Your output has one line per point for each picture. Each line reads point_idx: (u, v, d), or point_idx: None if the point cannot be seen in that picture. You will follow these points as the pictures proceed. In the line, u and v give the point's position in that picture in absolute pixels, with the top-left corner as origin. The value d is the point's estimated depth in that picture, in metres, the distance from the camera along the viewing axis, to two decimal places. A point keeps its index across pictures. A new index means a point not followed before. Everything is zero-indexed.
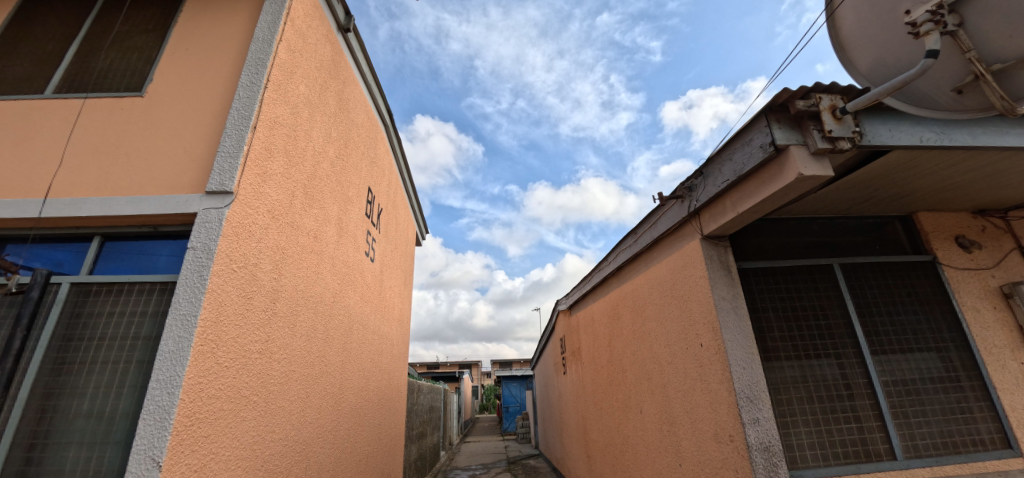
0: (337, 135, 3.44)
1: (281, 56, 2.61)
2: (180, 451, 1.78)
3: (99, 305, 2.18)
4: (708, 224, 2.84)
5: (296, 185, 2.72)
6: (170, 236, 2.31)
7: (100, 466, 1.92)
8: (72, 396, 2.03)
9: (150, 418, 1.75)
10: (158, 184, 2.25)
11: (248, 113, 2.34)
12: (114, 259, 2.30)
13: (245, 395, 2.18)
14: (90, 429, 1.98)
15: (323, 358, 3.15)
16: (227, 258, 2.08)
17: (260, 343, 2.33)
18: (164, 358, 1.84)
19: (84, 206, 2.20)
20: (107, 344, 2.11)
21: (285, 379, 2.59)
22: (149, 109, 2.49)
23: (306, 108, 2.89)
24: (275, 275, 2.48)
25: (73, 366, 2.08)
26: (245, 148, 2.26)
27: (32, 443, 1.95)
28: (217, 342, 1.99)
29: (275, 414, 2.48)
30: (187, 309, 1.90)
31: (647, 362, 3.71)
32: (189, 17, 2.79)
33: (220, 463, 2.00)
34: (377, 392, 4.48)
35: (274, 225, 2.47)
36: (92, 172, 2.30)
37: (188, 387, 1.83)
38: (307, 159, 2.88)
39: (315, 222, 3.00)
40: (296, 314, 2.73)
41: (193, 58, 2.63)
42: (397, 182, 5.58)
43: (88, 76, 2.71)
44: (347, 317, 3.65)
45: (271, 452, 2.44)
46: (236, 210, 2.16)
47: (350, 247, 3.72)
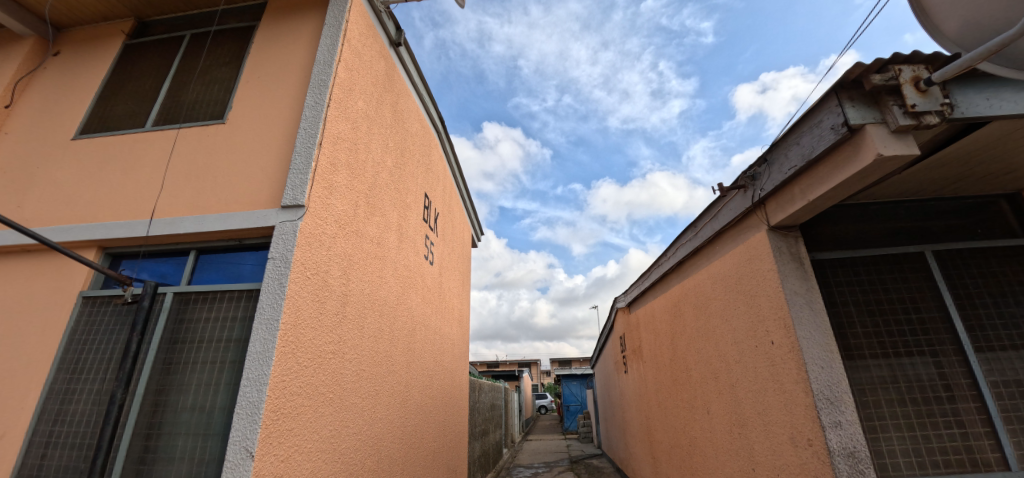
0: (394, 146, 3.64)
1: (340, 76, 2.80)
2: (269, 443, 1.97)
3: (198, 312, 2.46)
4: (776, 214, 2.66)
5: (359, 196, 2.94)
6: (253, 248, 2.57)
7: (204, 454, 2.17)
8: (179, 392, 2.31)
9: (243, 412, 1.95)
10: (241, 201, 2.51)
11: (314, 131, 2.54)
12: (208, 271, 2.58)
13: (321, 393, 2.37)
14: (194, 422, 2.24)
15: (390, 357, 3.35)
16: (302, 266, 2.28)
17: (333, 344, 2.52)
18: (253, 358, 2.04)
19: (182, 224, 2.49)
20: (205, 346, 2.37)
21: (357, 378, 2.78)
22: (230, 134, 2.76)
23: (364, 122, 3.09)
24: (344, 281, 2.67)
25: (178, 366, 2.36)
26: (313, 165, 2.45)
27: (149, 432, 2.25)
28: (296, 344, 2.18)
29: (349, 409, 2.67)
30: (270, 314, 2.11)
31: (712, 361, 3.56)
32: (260, 48, 3.07)
33: (303, 454, 2.20)
34: (440, 390, 4.64)
35: (340, 233, 2.67)
36: (186, 193, 2.60)
37: (273, 385, 2.02)
38: (368, 170, 3.09)
39: (377, 229, 3.20)
40: (364, 317, 2.92)
41: (265, 85, 2.90)
42: (452, 186, 5.78)
43: (179, 109, 3.04)
44: (410, 318, 3.83)
45: (347, 445, 2.62)
46: (307, 221, 2.36)
47: (411, 251, 3.92)
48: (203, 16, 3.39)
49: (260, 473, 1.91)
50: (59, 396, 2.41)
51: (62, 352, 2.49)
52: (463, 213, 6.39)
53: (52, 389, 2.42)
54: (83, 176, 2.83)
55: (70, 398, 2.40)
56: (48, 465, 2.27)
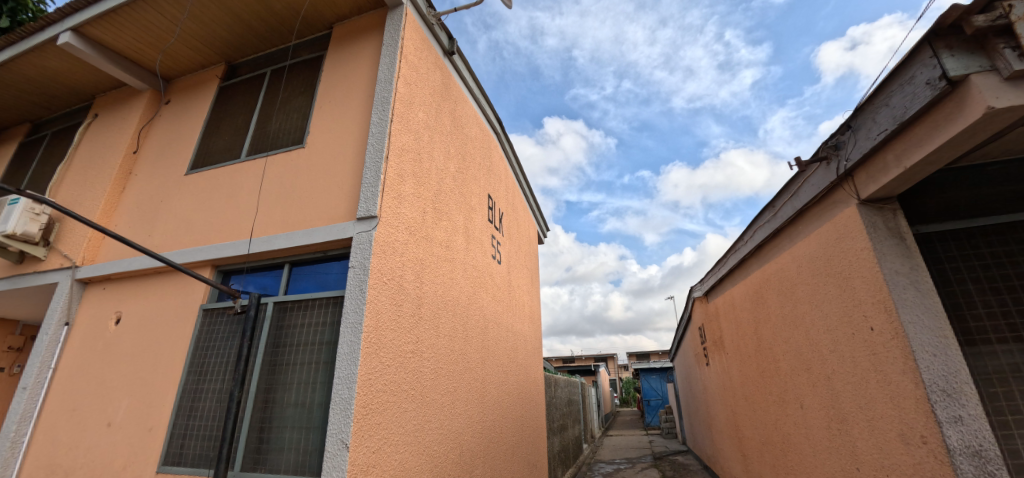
0: (455, 152, 3.80)
1: (400, 91, 2.99)
2: (361, 435, 2.16)
3: (294, 318, 2.76)
4: (866, 185, 2.39)
5: (425, 202, 3.15)
6: (336, 258, 2.83)
7: (307, 445, 2.43)
8: (283, 390, 2.61)
9: (337, 408, 2.17)
10: (323, 216, 2.77)
11: (381, 146, 2.73)
12: (300, 281, 2.89)
13: (403, 390, 2.55)
14: (298, 416, 2.51)
15: (465, 355, 3.51)
16: (378, 272, 2.47)
17: (411, 344, 2.70)
18: (342, 358, 2.26)
19: (276, 240, 2.81)
20: (302, 348, 2.66)
21: (436, 375, 2.95)
22: (309, 157, 3.06)
23: (425, 132, 3.28)
24: (417, 284, 2.87)
25: (282, 367, 2.67)
26: (382, 178, 2.64)
27: (262, 425, 2.57)
28: (378, 345, 2.37)
29: (430, 405, 2.84)
30: (354, 318, 2.31)
31: (802, 351, 3.27)
32: (329, 75, 3.36)
33: (391, 446, 2.38)
34: (516, 386, 4.75)
35: (411, 239, 2.87)
36: (277, 213, 2.92)
37: (360, 382, 2.21)
38: (432, 177, 3.30)
39: (444, 233, 3.39)
40: (438, 317, 3.10)
41: (336, 109, 3.17)
42: (515, 186, 5.89)
43: (265, 137, 3.41)
44: (482, 317, 3.98)
45: (431, 438, 2.80)
46: (380, 231, 2.55)
47: (478, 252, 4.07)
48: (279, 52, 3.77)
49: (355, 462, 2.11)
50: (191, 394, 2.83)
51: (190, 357, 2.92)
52: (527, 211, 6.48)
53: (185, 389, 2.85)
54: (196, 205, 3.28)
55: (199, 396, 2.81)
56: (186, 453, 2.68)
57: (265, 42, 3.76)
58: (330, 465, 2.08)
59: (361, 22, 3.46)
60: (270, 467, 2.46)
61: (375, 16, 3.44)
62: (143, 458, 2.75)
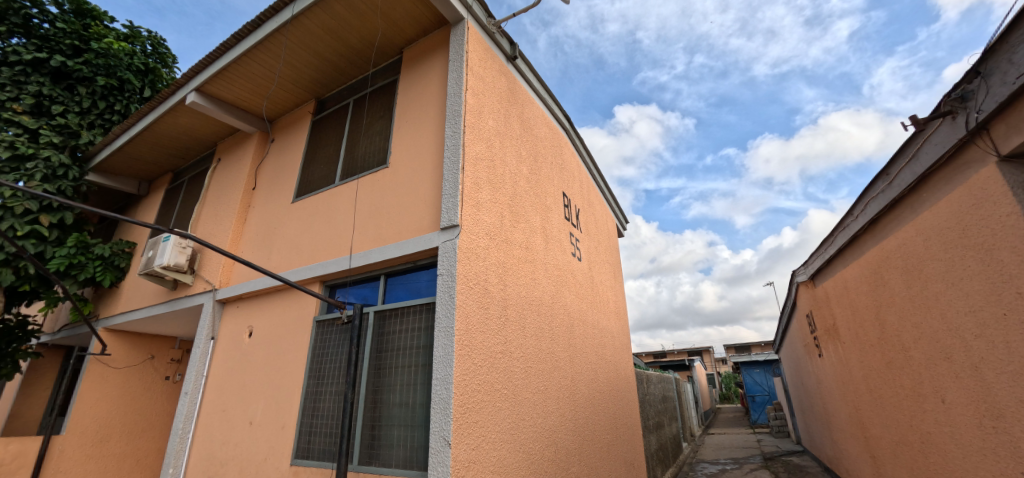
0: (526, 154, 3.88)
1: (469, 102, 3.12)
2: (461, 433, 2.29)
3: (393, 325, 3.01)
4: (1011, 138, 2.00)
5: (503, 207, 3.24)
6: (425, 267, 3.03)
7: (413, 442, 2.63)
8: (389, 391, 2.85)
9: (437, 407, 2.32)
10: (411, 229, 2.99)
11: (456, 158, 2.87)
12: (395, 290, 3.13)
13: (496, 389, 2.66)
14: (403, 415, 2.73)
15: (553, 353, 3.55)
16: (465, 278, 2.61)
17: (500, 345, 2.81)
18: (438, 361, 2.41)
19: (371, 254, 3.08)
20: (402, 352, 2.89)
21: (526, 374, 3.02)
22: (393, 175, 3.31)
23: (496, 138, 3.38)
24: (501, 286, 2.98)
25: (386, 370, 2.92)
26: (460, 188, 2.78)
27: (374, 423, 2.84)
28: (469, 347, 2.50)
29: (523, 403, 2.92)
30: (446, 323, 2.46)
31: (940, 337, 2.82)
32: (404, 97, 3.61)
33: (489, 444, 2.49)
34: (606, 383, 4.70)
35: (492, 244, 2.98)
36: (371, 229, 3.21)
37: (456, 383, 2.34)
38: (507, 182, 3.40)
39: (523, 235, 3.47)
40: (524, 317, 3.18)
41: (413, 127, 3.40)
42: (589, 181, 5.84)
43: (353, 161, 3.74)
44: (567, 315, 4.00)
45: (526, 436, 2.88)
46: (463, 238, 2.68)
47: (557, 251, 4.11)
48: (358, 82, 4.12)
49: (457, 458, 2.24)
50: (312, 396, 3.21)
51: (309, 363, 3.30)
52: (603, 204, 6.37)
53: (307, 392, 3.24)
54: (304, 228, 3.71)
55: (319, 398, 3.17)
56: (313, 448, 3.05)
57: (346, 75, 4.14)
58: (435, 461, 2.23)
59: (428, 43, 3.67)
60: (383, 462, 2.71)
61: (440, 34, 3.62)
62: (280, 452, 3.18)
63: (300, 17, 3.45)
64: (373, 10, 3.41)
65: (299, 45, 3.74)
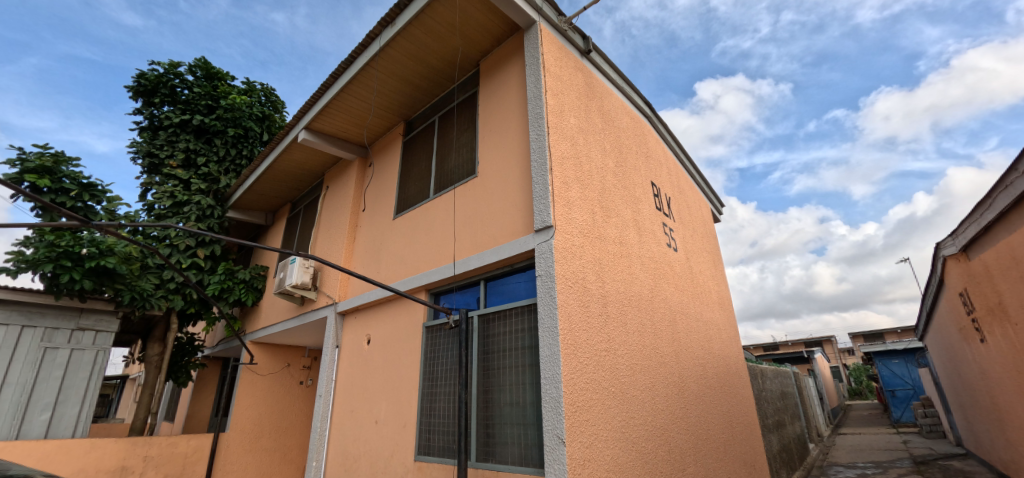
0: (610, 147, 3.77)
1: (550, 103, 3.11)
2: (574, 431, 2.27)
3: (497, 327, 3.10)
4: None
5: (593, 203, 3.18)
6: (522, 269, 3.08)
7: (527, 440, 2.67)
8: (499, 391, 2.94)
9: (548, 406, 2.33)
10: (505, 234, 3.06)
11: (543, 159, 2.87)
12: (495, 294, 3.22)
13: (604, 387, 2.60)
14: (515, 413, 2.79)
15: (658, 349, 3.40)
16: (564, 277, 2.59)
17: (604, 342, 2.75)
18: (545, 360, 2.43)
19: (470, 261, 3.21)
20: (508, 353, 2.96)
21: (633, 371, 2.93)
22: (483, 183, 3.42)
23: (580, 135, 3.33)
24: (600, 283, 2.92)
25: (494, 371, 3.02)
26: (550, 189, 2.77)
27: (487, 422, 2.94)
28: (574, 345, 2.48)
29: (632, 401, 2.83)
30: (549, 322, 2.47)
31: None
32: (486, 107, 3.71)
33: (602, 442, 2.45)
34: (716, 379, 4.39)
35: (586, 241, 2.93)
36: (467, 237, 3.35)
37: (565, 381, 2.33)
38: (595, 177, 3.33)
39: (616, 229, 3.37)
40: (625, 313, 3.08)
41: (497, 135, 3.48)
42: (677, 166, 5.52)
43: (444, 174, 3.94)
44: (668, 308, 3.82)
45: (638, 435, 2.78)
46: (558, 238, 2.67)
47: (652, 242, 3.94)
48: (440, 100, 4.32)
49: (573, 456, 2.22)
50: (427, 397, 3.42)
51: (423, 366, 3.52)
52: (695, 190, 5.98)
53: (423, 392, 3.46)
54: (406, 242, 3.98)
55: (434, 398, 3.36)
56: (433, 445, 3.24)
57: (429, 95, 4.37)
58: (551, 458, 2.24)
59: (503, 50, 3.74)
60: (499, 458, 2.79)
61: (514, 41, 3.67)
62: (404, 449, 3.43)
63: (386, 48, 3.71)
64: (450, 29, 3.56)
65: (387, 73, 4.03)
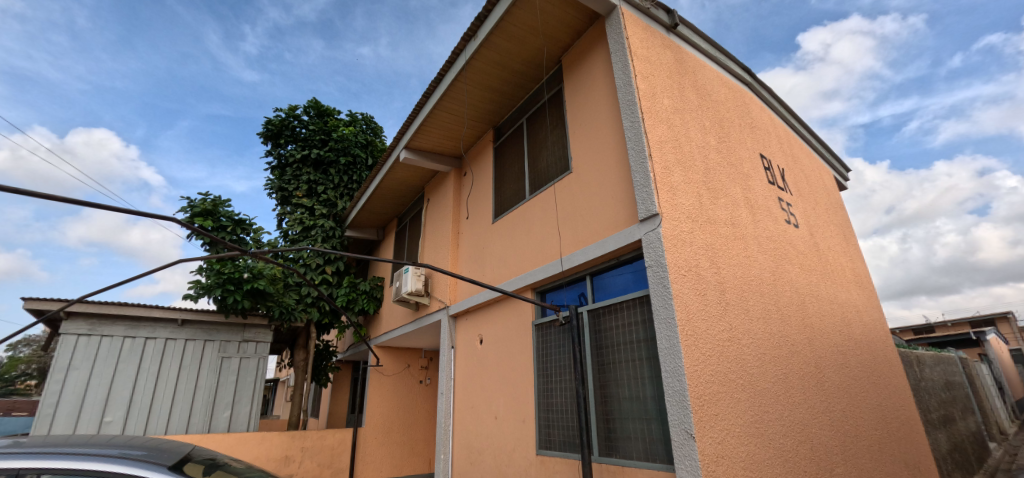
0: (710, 123, 3.51)
1: (641, 87, 2.99)
2: (704, 426, 2.15)
3: (608, 321, 3.05)
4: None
5: (698, 185, 2.99)
6: (629, 261, 3.00)
7: (651, 435, 2.59)
8: (616, 386, 2.89)
9: (673, 399, 2.23)
10: (608, 227, 3.02)
11: (641, 146, 2.77)
12: (603, 288, 3.18)
13: (732, 380, 2.43)
14: (636, 408, 2.72)
15: (788, 337, 3.09)
16: (676, 266, 2.48)
17: (726, 332, 2.57)
18: (665, 353, 2.34)
19: (575, 257, 3.23)
20: (623, 347, 2.89)
21: (761, 362, 2.70)
22: (580, 178, 3.42)
23: (676, 116, 3.15)
24: (715, 270, 2.73)
25: (609, 365, 2.98)
26: (652, 175, 2.66)
27: (607, 417, 2.91)
28: (695, 336, 2.35)
29: (764, 395, 2.61)
30: (666, 314, 2.37)
31: None
32: (573, 102, 3.70)
33: (735, 438, 2.29)
34: (861, 368, 3.86)
35: (696, 226, 2.77)
36: (570, 234, 3.37)
37: (689, 374, 2.21)
38: (697, 158, 3.12)
39: (727, 210, 3.13)
40: (746, 300, 2.85)
41: (588, 129, 3.45)
42: (787, 134, 4.96)
43: (538, 174, 4.00)
44: (795, 292, 3.45)
45: (775, 430, 2.55)
46: (666, 226, 2.55)
47: (768, 221, 3.59)
48: (526, 102, 4.40)
49: (705, 452, 2.10)
50: (544, 393, 3.49)
51: (536, 362, 3.62)
52: (811, 157, 5.32)
53: (539, 388, 3.54)
54: (508, 244, 4.13)
55: (551, 394, 3.42)
56: (553, 439, 3.30)
57: (514, 98, 4.47)
58: (681, 454, 2.15)
59: (585, 42, 3.69)
60: (622, 453, 2.74)
61: (596, 29, 3.60)
62: (525, 443, 3.55)
63: (472, 61, 3.89)
64: (531, 30, 3.61)
65: (474, 85, 4.21)
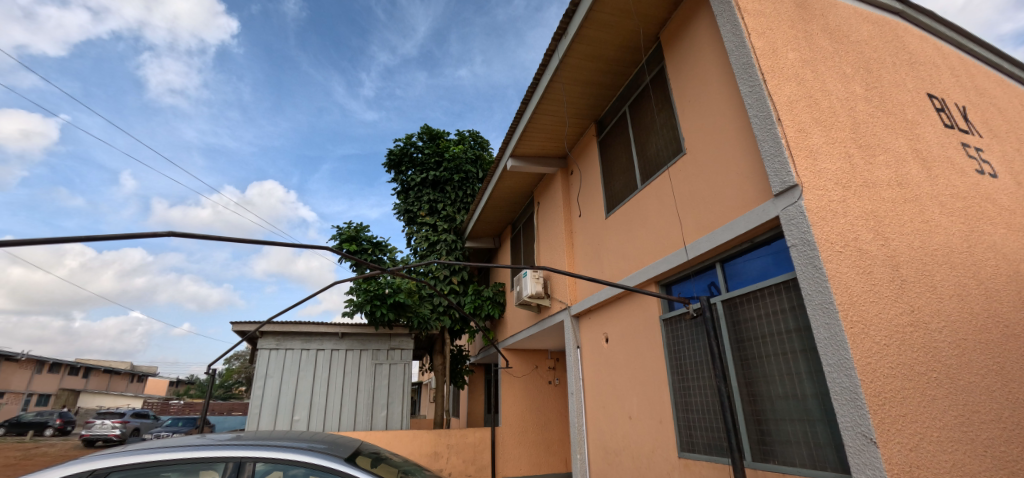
0: (853, 69, 2.97)
1: (758, 45, 2.65)
2: (888, 429, 1.81)
3: (748, 311, 2.76)
4: None
5: (847, 145, 2.54)
6: (766, 243, 2.67)
7: (818, 439, 2.25)
8: (766, 383, 2.59)
9: (842, 398, 1.92)
10: (736, 208, 2.74)
11: (767, 111, 2.45)
12: (738, 275, 2.89)
13: (922, 373, 2.01)
14: (794, 408, 2.40)
15: (1000, 318, 2.44)
16: (828, 243, 2.13)
17: (907, 315, 2.13)
18: (825, 344, 2.02)
19: (701, 244, 3.01)
20: (770, 340, 2.58)
21: (963, 350, 2.17)
22: (696, 159, 3.17)
23: (807, 69, 2.73)
24: (881, 242, 2.29)
25: (754, 360, 2.69)
26: (784, 141, 2.34)
27: (758, 418, 2.62)
28: (864, 323, 2.00)
29: (972, 391, 2.10)
30: (821, 299, 2.05)
31: None
32: (678, 79, 3.46)
33: (935, 444, 1.88)
34: None
35: (849, 193, 2.35)
36: (692, 220, 3.15)
37: (861, 368, 1.88)
38: (841, 113, 2.66)
39: (889, 169, 2.61)
40: (930, 275, 2.33)
41: (700, 104, 3.18)
42: (965, 62, 3.94)
43: (648, 162, 3.82)
44: (1003, 259, 2.71)
45: (994, 436, 2.03)
46: (810, 198, 2.22)
47: (951, 174, 2.89)
48: (626, 89, 4.25)
49: (893, 461, 1.77)
50: (680, 391, 3.29)
51: (669, 360, 3.43)
52: (1006, 85, 4.15)
53: (674, 387, 3.35)
54: (624, 238, 4.01)
55: (689, 393, 3.21)
56: (696, 441, 3.08)
57: (612, 87, 4.34)
58: (860, 462, 1.83)
59: (684, 12, 3.43)
60: (782, 459, 2.44)
61: None
62: (664, 444, 3.38)
63: (565, 59, 3.90)
64: (623, 14, 3.47)
65: (570, 82, 4.21)
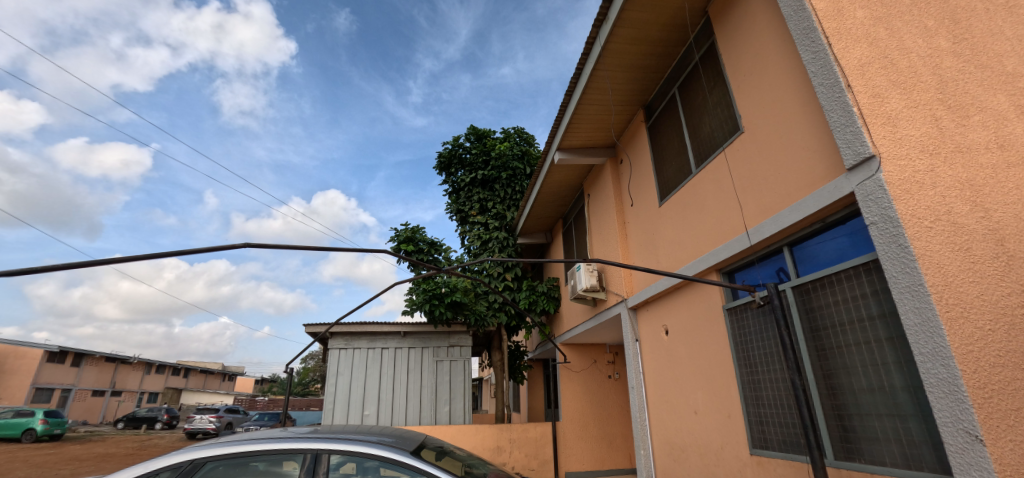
0: (936, 21, 2.62)
1: (820, 5, 2.41)
2: (998, 427, 1.59)
3: (823, 298, 2.53)
4: None
5: (933, 107, 2.25)
6: (839, 223, 2.43)
7: (911, 436, 2.03)
8: (848, 375, 2.36)
9: (939, 390, 1.71)
10: (803, 187, 2.52)
11: (834, 78, 2.23)
12: (809, 258, 2.66)
13: None
14: (882, 402, 2.17)
15: None
16: (915, 218, 1.90)
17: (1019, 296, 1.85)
18: (915, 332, 1.81)
19: (765, 227, 2.80)
20: (850, 327, 2.35)
21: None
22: (755, 137, 2.96)
23: (880, 26, 2.45)
24: (982, 214, 2.00)
25: (832, 351, 2.47)
26: (857, 109, 2.12)
27: (839, 414, 2.41)
28: (963, 307, 1.76)
29: None
30: (908, 281, 1.83)
31: None
32: (730, 53, 3.24)
33: None
34: None
35: (939, 161, 2.08)
36: (754, 202, 2.95)
37: (961, 357, 1.66)
38: (924, 71, 2.36)
39: (987, 130, 2.28)
40: None
41: (756, 77, 2.96)
42: None
43: (701, 144, 3.62)
44: None
45: None
46: (890, 170, 1.99)
47: None
48: (674, 69, 4.05)
49: (1005, 461, 1.55)
50: (750, 385, 3.10)
51: (735, 351, 3.24)
52: None
53: (743, 380, 3.16)
54: (680, 226, 3.84)
55: (759, 386, 3.01)
56: (770, 438, 2.89)
57: (659, 69, 4.16)
58: (963, 462, 1.63)
59: None
60: (870, 458, 2.22)
61: None
62: (734, 440, 3.21)
63: (607, 45, 3.79)
64: None
65: (613, 69, 4.08)
